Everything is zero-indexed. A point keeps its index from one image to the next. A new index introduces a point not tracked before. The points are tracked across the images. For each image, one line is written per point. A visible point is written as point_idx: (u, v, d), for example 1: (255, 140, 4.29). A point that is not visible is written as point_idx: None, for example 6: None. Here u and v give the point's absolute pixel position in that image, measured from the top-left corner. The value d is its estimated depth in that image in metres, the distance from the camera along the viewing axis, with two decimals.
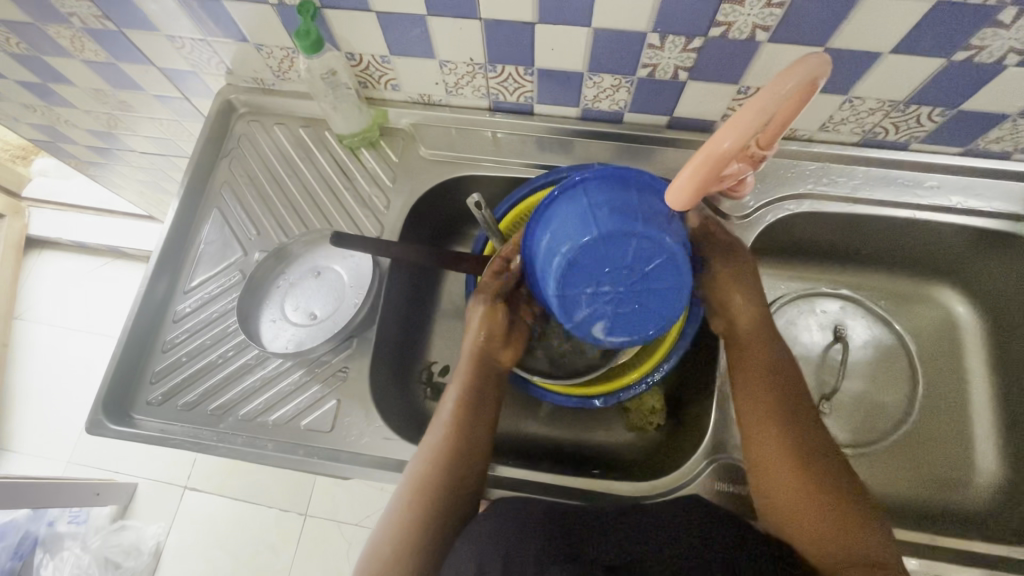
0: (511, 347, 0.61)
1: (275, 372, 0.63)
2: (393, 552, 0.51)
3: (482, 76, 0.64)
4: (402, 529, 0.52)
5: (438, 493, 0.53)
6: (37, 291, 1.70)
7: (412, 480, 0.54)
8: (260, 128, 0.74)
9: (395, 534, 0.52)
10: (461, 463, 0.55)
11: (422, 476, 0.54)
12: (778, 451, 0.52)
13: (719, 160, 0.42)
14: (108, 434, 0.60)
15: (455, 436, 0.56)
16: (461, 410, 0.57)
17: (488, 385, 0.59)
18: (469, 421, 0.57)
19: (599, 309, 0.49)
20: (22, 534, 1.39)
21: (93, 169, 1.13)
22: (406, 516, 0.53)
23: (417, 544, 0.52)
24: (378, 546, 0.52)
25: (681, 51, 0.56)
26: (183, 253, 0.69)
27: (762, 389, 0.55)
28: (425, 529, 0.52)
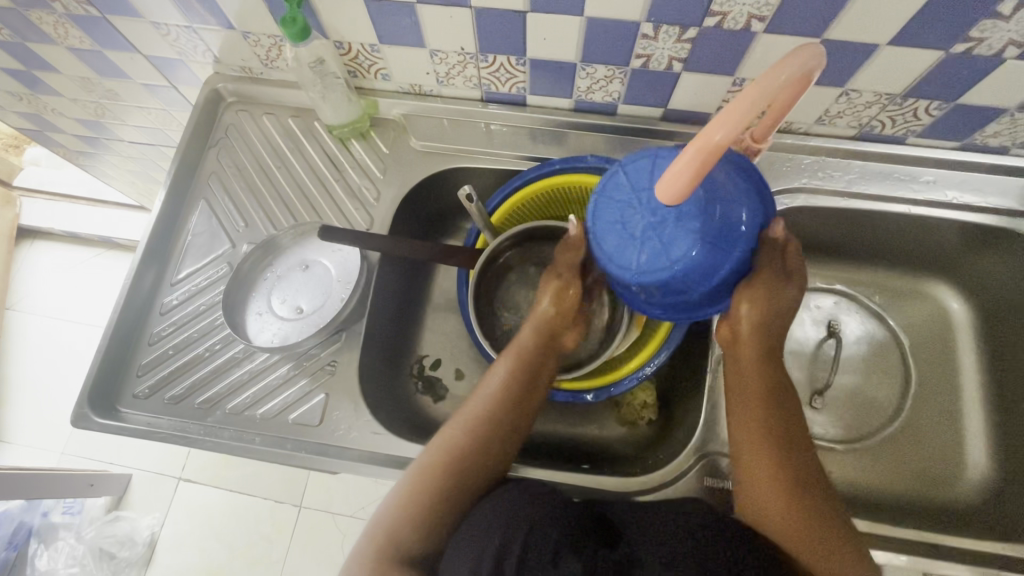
0: (574, 330, 0.59)
1: (263, 366, 0.63)
2: (409, 512, 0.51)
3: (473, 65, 0.62)
4: (412, 500, 0.51)
5: (471, 456, 0.53)
6: (29, 282, 1.69)
7: (449, 440, 0.54)
8: (248, 117, 0.72)
9: (417, 491, 0.52)
10: (503, 431, 0.55)
11: (461, 436, 0.54)
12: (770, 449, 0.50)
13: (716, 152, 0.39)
14: (94, 427, 0.60)
15: (503, 404, 0.55)
16: (504, 388, 0.56)
17: (545, 363, 0.57)
18: (519, 394, 0.56)
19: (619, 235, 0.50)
20: (16, 525, 1.41)
21: (83, 159, 1.12)
22: (433, 473, 0.52)
23: (439, 504, 0.51)
24: (395, 507, 0.52)
25: (675, 41, 0.54)
26: (170, 244, 0.68)
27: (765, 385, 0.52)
28: (450, 490, 0.52)
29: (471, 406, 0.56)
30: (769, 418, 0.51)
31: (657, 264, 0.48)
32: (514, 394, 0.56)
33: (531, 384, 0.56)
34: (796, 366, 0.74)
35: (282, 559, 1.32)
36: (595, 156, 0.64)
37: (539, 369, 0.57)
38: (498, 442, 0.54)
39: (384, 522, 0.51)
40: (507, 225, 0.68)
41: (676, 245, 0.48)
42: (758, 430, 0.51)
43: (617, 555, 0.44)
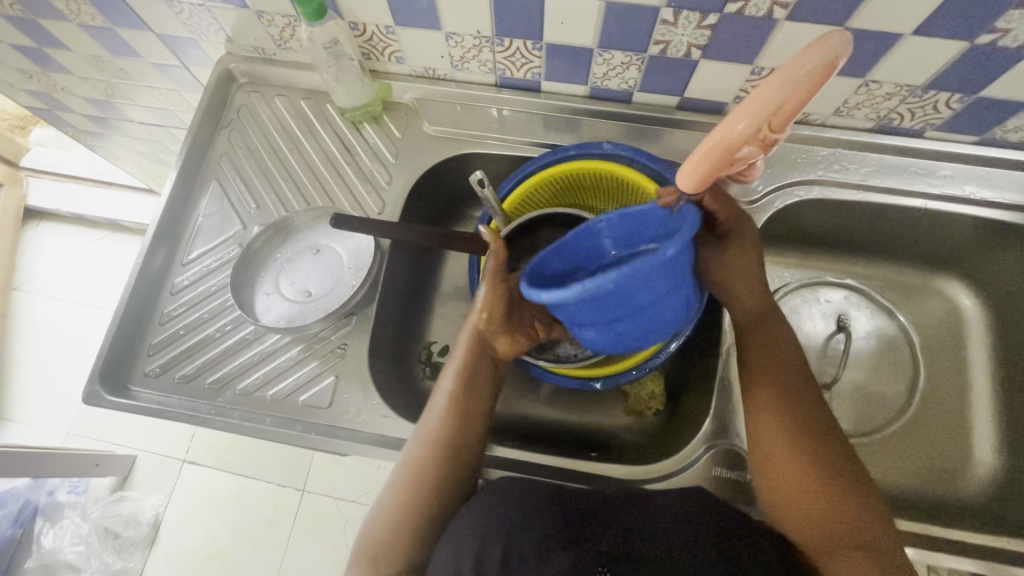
0: (509, 337, 0.58)
1: (273, 347, 0.62)
2: (387, 533, 0.51)
3: (489, 50, 0.62)
4: (401, 513, 0.51)
5: (430, 475, 0.52)
6: (35, 262, 1.69)
7: (407, 464, 0.54)
8: (260, 99, 0.72)
9: (392, 515, 0.52)
10: (455, 445, 0.54)
11: (417, 459, 0.53)
12: (775, 434, 0.51)
13: (731, 158, 0.41)
14: (104, 404, 0.59)
15: (451, 418, 0.55)
16: (454, 397, 0.56)
17: (483, 367, 0.57)
18: (465, 407, 0.55)
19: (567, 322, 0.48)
20: (22, 503, 1.43)
21: (92, 140, 1.11)
22: (398, 498, 0.52)
23: (410, 524, 0.51)
24: (374, 529, 0.52)
25: (696, 27, 0.54)
26: (182, 225, 0.68)
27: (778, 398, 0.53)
28: (418, 510, 0.51)
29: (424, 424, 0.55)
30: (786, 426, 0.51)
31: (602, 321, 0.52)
32: (465, 400, 0.56)
33: (473, 393, 0.56)
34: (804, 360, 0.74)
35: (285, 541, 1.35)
36: (609, 143, 0.64)
37: (479, 380, 0.57)
38: (461, 449, 0.54)
39: (367, 543, 0.52)
40: (519, 211, 0.67)
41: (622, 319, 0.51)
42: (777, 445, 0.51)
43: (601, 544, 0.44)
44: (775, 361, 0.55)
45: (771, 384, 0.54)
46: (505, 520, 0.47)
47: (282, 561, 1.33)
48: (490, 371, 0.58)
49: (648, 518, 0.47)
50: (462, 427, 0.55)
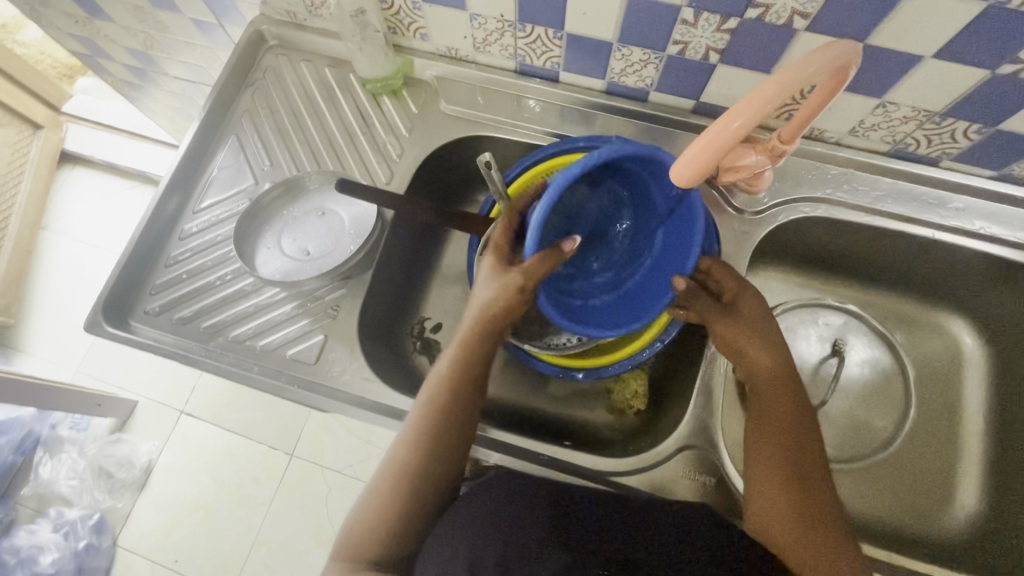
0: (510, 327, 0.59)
1: (270, 300, 0.63)
2: (376, 524, 0.51)
3: (511, 34, 0.63)
4: (391, 499, 0.52)
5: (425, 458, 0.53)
6: (64, 203, 1.75)
7: (403, 450, 0.53)
8: (286, 62, 0.74)
9: (383, 503, 0.52)
10: (451, 427, 0.54)
11: (413, 446, 0.53)
12: (782, 480, 0.49)
13: (721, 157, 0.43)
14: (103, 335, 0.61)
15: (449, 401, 0.55)
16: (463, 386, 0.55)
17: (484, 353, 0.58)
18: (463, 391, 0.56)
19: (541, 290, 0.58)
20: (26, 432, 1.50)
21: (129, 91, 1.15)
22: (393, 489, 0.52)
23: (405, 513, 0.51)
24: (363, 517, 0.52)
25: (714, 31, 0.54)
26: (197, 174, 0.70)
27: (776, 433, 0.52)
28: (413, 497, 0.52)
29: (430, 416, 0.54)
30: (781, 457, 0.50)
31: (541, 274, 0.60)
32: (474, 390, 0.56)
33: (472, 379, 0.56)
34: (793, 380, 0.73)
35: (268, 501, 1.46)
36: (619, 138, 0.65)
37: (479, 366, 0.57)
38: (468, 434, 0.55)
39: (354, 537, 0.51)
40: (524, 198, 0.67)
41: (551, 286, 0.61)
42: (772, 480, 0.50)
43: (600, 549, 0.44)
44: (788, 401, 0.53)
45: (785, 423, 0.52)
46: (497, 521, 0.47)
47: (263, 519, 1.44)
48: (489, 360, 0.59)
49: (652, 541, 0.46)
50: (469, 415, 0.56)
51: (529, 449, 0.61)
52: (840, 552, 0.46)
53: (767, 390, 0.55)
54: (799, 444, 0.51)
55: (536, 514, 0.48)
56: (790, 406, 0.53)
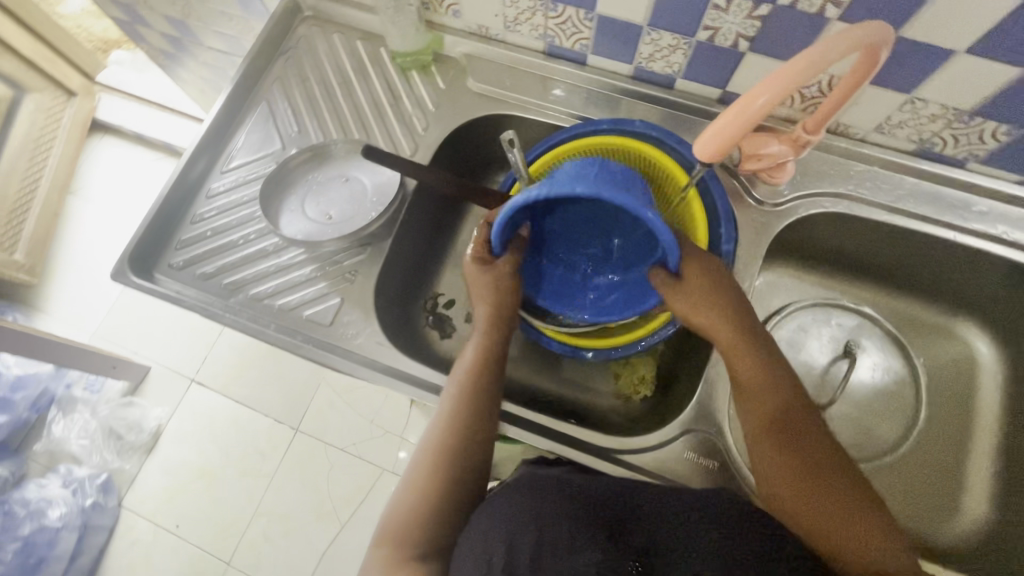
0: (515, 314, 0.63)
1: (290, 261, 0.65)
2: (421, 503, 0.53)
3: (542, 14, 0.64)
4: (430, 478, 0.54)
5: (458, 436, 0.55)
6: (92, 170, 1.79)
7: (437, 433, 0.56)
8: (320, 33, 0.75)
9: (423, 483, 0.53)
10: (478, 405, 0.57)
11: (445, 426, 0.56)
12: (794, 475, 0.50)
13: (742, 129, 0.44)
14: (128, 284, 0.62)
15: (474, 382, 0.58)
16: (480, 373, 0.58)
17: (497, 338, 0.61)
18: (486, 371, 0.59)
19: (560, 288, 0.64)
20: (42, 390, 1.52)
21: (163, 60, 1.17)
22: (432, 469, 0.54)
23: (447, 490, 0.53)
24: (405, 501, 0.53)
25: (745, 17, 0.54)
26: (227, 136, 0.71)
27: (769, 428, 0.53)
28: (452, 474, 0.54)
29: (455, 405, 0.56)
30: (782, 452, 0.51)
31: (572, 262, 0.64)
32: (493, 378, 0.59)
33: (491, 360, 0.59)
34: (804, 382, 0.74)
35: (272, 473, 1.48)
36: (643, 121, 0.65)
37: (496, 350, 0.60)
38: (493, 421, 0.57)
39: (398, 517, 0.53)
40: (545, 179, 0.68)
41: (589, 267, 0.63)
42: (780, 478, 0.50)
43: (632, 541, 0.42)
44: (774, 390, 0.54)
45: (772, 414, 0.53)
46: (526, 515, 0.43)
47: (266, 490, 1.46)
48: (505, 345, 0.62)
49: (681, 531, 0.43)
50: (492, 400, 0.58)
51: (529, 419, 0.63)
52: (865, 518, 0.47)
53: (753, 381, 0.54)
54: (792, 430, 0.52)
55: (566, 507, 0.44)
56: (776, 395, 0.54)
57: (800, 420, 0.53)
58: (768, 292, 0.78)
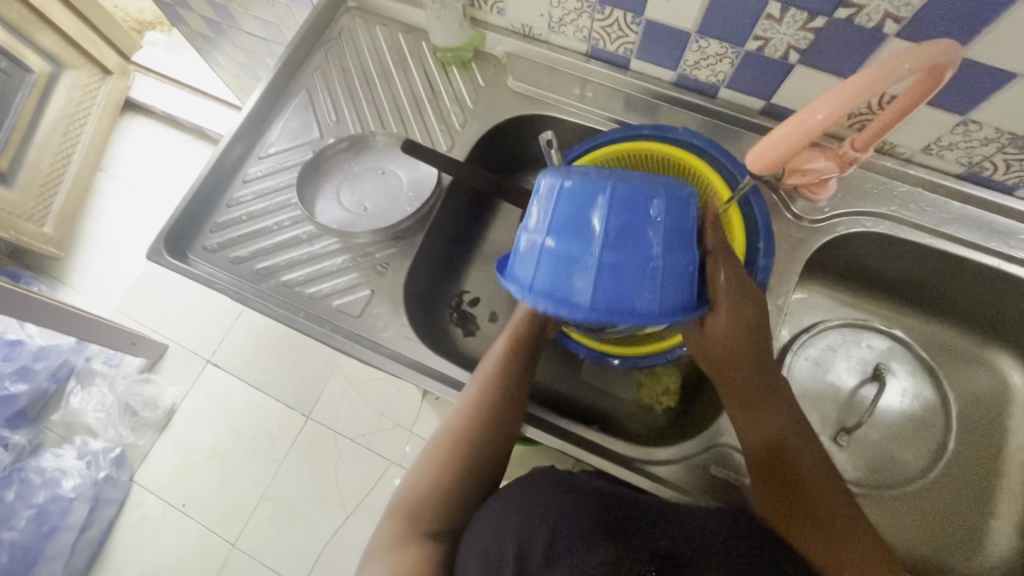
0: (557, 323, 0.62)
1: (322, 251, 0.65)
2: (428, 492, 0.54)
3: (589, 16, 0.63)
4: (442, 469, 0.55)
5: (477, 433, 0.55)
6: (122, 149, 1.82)
7: (455, 427, 0.56)
8: (362, 24, 0.75)
9: (435, 472, 0.55)
10: (501, 407, 0.56)
11: (465, 422, 0.56)
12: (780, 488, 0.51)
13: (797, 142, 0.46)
14: (162, 264, 0.63)
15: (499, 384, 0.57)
16: (513, 374, 0.57)
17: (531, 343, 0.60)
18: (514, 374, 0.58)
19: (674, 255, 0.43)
20: (62, 361, 1.54)
21: (201, 43, 1.19)
22: (447, 460, 0.55)
23: (456, 483, 0.54)
24: (415, 487, 0.55)
25: (798, 29, 0.53)
26: (266, 122, 0.72)
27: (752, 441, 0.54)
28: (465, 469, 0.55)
29: (478, 402, 0.56)
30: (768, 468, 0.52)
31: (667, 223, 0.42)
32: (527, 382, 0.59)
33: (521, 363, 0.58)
34: (829, 404, 0.72)
35: (282, 458, 1.49)
36: (685, 129, 0.64)
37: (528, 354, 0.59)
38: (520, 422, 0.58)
39: (406, 501, 0.55)
40: None
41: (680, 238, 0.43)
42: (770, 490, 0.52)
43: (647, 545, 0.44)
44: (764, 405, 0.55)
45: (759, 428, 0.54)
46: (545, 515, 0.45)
47: (274, 475, 1.47)
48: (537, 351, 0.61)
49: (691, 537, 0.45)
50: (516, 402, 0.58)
51: (548, 420, 0.63)
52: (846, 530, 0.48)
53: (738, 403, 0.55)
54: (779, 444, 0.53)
55: (577, 507, 0.46)
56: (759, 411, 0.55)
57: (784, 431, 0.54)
58: (799, 310, 0.77)
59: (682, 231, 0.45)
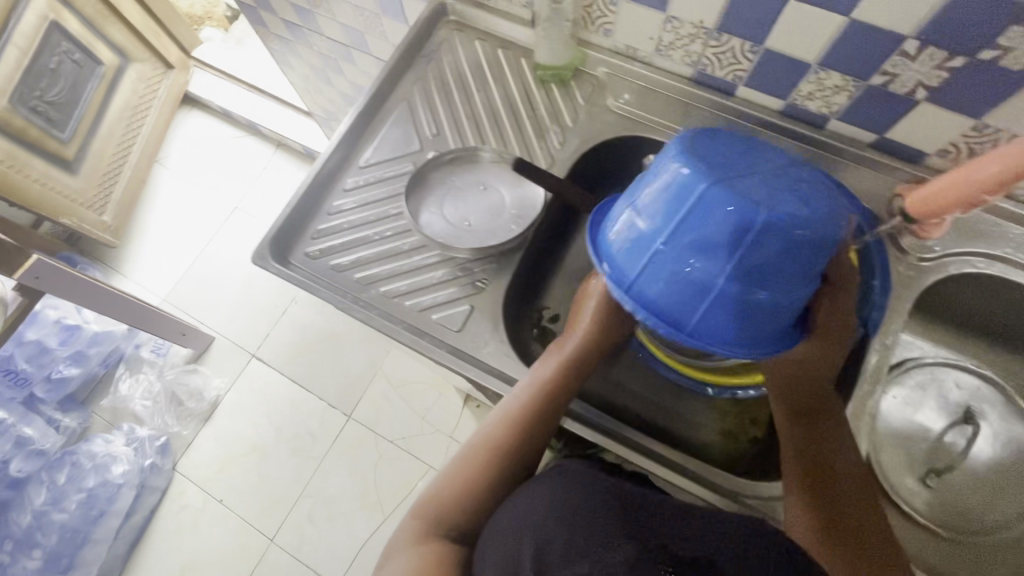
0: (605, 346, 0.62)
1: (422, 263, 0.65)
2: (455, 497, 0.56)
3: (702, 42, 0.63)
4: (470, 478, 0.57)
5: (511, 448, 0.57)
6: (178, 141, 1.86)
7: (489, 438, 0.58)
8: (461, 38, 0.76)
9: (463, 478, 0.57)
10: (536, 427, 0.57)
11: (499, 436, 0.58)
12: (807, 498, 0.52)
13: (963, 186, 0.52)
14: (268, 269, 0.64)
15: (538, 401, 0.58)
16: (551, 395, 0.58)
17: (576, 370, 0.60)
18: (553, 397, 0.58)
19: (756, 277, 0.48)
20: (113, 348, 1.57)
21: (275, 44, 1.20)
22: (477, 470, 0.57)
23: (483, 492, 0.56)
24: (444, 487, 0.57)
25: (933, 67, 0.53)
26: (365, 132, 0.72)
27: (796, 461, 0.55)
28: (494, 482, 0.56)
29: (517, 418, 0.57)
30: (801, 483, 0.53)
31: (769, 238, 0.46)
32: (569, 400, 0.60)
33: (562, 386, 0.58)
34: (917, 445, 0.71)
35: (322, 456, 1.50)
36: None
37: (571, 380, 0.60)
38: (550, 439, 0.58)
39: (435, 497, 0.57)
40: None
41: (768, 251, 0.47)
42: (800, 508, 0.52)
43: (671, 547, 0.39)
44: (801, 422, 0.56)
45: (808, 447, 0.55)
46: (556, 516, 0.43)
47: (313, 472, 1.49)
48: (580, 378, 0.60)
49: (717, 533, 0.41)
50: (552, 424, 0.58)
51: (646, 446, 0.62)
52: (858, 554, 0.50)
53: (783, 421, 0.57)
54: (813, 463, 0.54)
55: (590, 501, 0.43)
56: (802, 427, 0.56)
57: (823, 451, 0.55)
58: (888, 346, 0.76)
59: (772, 266, 0.48)
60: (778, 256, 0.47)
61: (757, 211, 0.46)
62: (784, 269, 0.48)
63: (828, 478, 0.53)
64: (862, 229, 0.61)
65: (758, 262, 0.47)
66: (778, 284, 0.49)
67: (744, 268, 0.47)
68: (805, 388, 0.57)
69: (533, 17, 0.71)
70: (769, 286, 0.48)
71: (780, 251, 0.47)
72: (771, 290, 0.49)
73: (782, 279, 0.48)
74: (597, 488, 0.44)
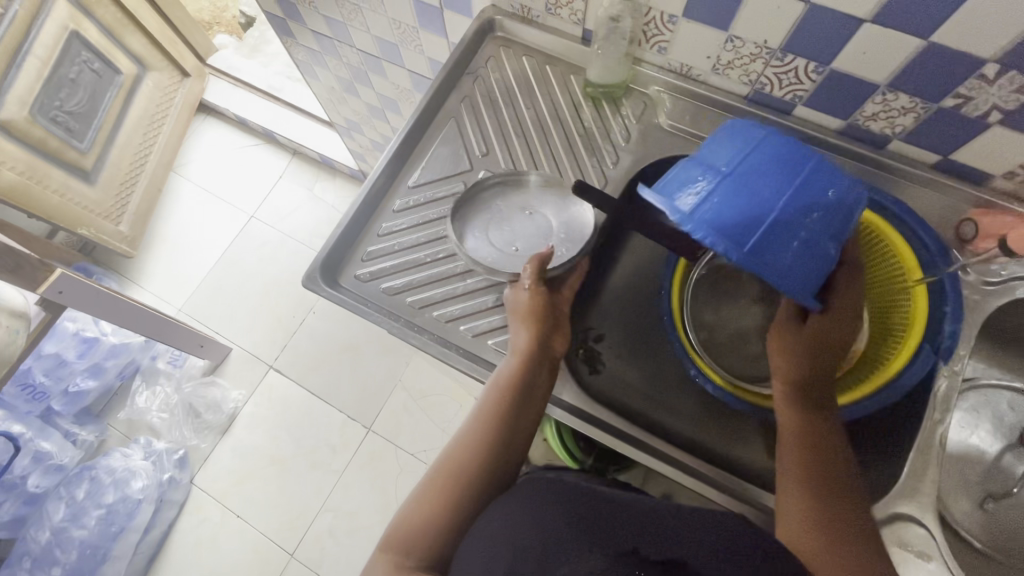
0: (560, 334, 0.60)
1: (476, 286, 0.64)
2: (426, 521, 0.53)
3: (763, 62, 0.62)
4: (439, 500, 0.54)
5: (483, 461, 0.55)
6: (194, 150, 1.84)
7: (456, 455, 0.56)
8: (509, 54, 0.75)
9: (433, 501, 0.54)
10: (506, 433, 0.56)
11: (468, 452, 0.55)
12: (804, 500, 0.51)
13: None
14: (320, 292, 0.63)
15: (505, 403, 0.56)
16: (515, 398, 0.56)
17: (539, 368, 0.58)
18: (518, 402, 0.56)
19: (816, 210, 0.49)
20: (129, 360, 1.55)
21: (301, 55, 1.19)
22: (445, 491, 0.54)
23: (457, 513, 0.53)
24: (411, 514, 0.54)
25: (1012, 91, 0.52)
26: (414, 150, 0.71)
27: (801, 463, 0.53)
28: (467, 501, 0.53)
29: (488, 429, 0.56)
30: (802, 485, 0.52)
31: (825, 177, 0.50)
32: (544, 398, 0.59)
33: (526, 388, 0.56)
34: (974, 470, 0.70)
35: (342, 469, 1.48)
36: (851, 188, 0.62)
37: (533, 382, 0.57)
38: (522, 445, 0.57)
39: (404, 525, 0.54)
40: None
41: (821, 187, 0.50)
42: (800, 509, 0.51)
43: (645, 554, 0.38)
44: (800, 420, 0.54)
45: (807, 444, 0.53)
46: (533, 534, 0.43)
47: (333, 485, 1.47)
48: (546, 377, 0.58)
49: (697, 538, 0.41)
50: (521, 427, 0.57)
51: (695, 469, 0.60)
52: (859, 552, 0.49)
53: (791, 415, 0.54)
54: (818, 463, 0.52)
55: (566, 515, 0.43)
56: (804, 423, 0.54)
57: (822, 448, 0.53)
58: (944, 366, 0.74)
59: (829, 205, 0.50)
60: (831, 195, 0.50)
61: (832, 186, 0.50)
62: (834, 212, 0.50)
63: (834, 476, 0.52)
64: (935, 263, 0.59)
65: (816, 193, 0.49)
66: (824, 230, 0.50)
67: (807, 193, 0.49)
68: (807, 383, 0.55)
69: (584, 34, 0.70)
70: (820, 223, 0.50)
71: (832, 192, 0.50)
72: (818, 223, 0.50)
73: (828, 223, 0.50)
74: (574, 503, 0.45)
